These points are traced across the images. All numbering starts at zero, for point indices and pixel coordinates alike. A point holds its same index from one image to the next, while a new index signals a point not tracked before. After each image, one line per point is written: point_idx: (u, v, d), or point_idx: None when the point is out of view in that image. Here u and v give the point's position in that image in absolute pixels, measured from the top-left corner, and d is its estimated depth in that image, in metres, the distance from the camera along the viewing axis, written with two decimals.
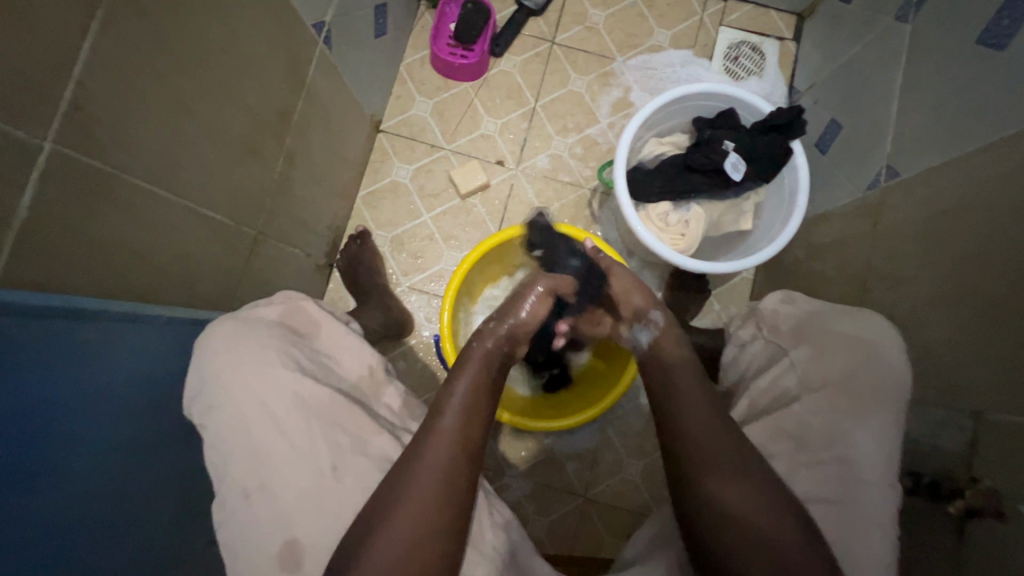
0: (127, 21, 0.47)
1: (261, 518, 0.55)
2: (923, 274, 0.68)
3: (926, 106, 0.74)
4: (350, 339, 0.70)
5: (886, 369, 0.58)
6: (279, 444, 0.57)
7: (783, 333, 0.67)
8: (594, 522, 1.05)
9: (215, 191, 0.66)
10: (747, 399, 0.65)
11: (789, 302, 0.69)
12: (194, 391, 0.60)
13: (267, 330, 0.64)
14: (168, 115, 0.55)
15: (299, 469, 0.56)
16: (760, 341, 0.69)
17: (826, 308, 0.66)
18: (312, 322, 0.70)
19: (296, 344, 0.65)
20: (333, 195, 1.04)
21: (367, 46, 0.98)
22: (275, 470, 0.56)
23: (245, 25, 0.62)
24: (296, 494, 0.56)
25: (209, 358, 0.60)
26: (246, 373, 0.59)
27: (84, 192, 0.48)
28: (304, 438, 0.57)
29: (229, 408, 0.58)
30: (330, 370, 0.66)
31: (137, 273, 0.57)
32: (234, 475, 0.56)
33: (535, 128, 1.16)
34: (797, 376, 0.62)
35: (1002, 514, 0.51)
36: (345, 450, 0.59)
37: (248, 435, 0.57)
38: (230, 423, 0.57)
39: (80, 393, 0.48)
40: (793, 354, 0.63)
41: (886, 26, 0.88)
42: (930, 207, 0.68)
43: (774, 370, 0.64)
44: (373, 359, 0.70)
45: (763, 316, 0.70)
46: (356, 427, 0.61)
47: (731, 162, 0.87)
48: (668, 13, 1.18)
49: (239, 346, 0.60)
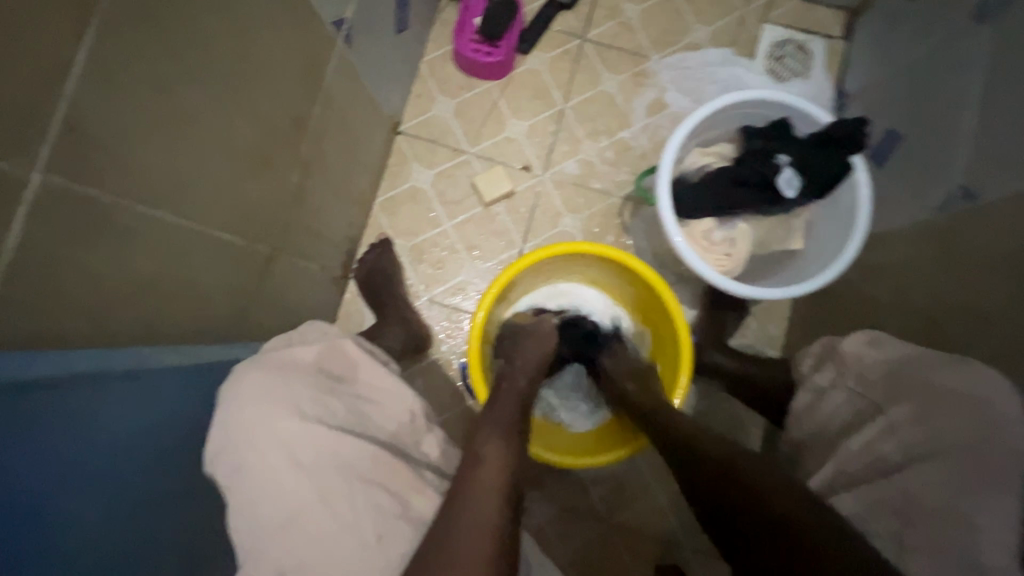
0: (126, 28, 0.41)
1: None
2: (1008, 312, 0.61)
3: (1012, 120, 0.66)
4: (387, 382, 0.64)
5: None
6: (317, 512, 0.48)
7: (873, 385, 0.58)
8: (621, 551, 1.00)
9: (225, 207, 0.60)
10: (835, 466, 0.57)
11: (875, 345, 0.61)
12: (217, 444, 0.51)
13: (304, 375, 0.57)
14: (175, 131, 0.49)
15: (341, 540, 0.48)
16: (844, 392, 0.61)
17: (919, 352, 0.57)
18: (350, 365, 0.64)
19: (333, 390, 0.58)
20: (350, 203, 0.97)
21: (388, 43, 0.91)
22: (312, 543, 0.47)
23: (258, 26, 0.55)
24: (337, 574, 0.47)
25: (236, 401, 0.53)
26: (271, 414, 0.51)
27: (79, 223, 0.42)
28: (345, 504, 0.49)
29: (256, 465, 0.49)
30: (370, 418, 0.59)
31: (141, 310, 0.52)
32: (269, 550, 0.47)
33: (564, 131, 1.09)
34: (897, 440, 0.53)
35: None
36: (389, 515, 0.50)
37: (279, 500, 0.48)
38: (261, 486, 0.49)
39: (80, 460, 0.42)
40: (891, 412, 0.55)
41: (959, 27, 0.80)
42: (1020, 236, 0.61)
43: (867, 431, 0.56)
44: (411, 401, 0.64)
45: (846, 363, 0.62)
46: (397, 484, 0.53)
47: (784, 178, 0.80)
48: (709, 8, 1.10)
49: (268, 391, 0.53)
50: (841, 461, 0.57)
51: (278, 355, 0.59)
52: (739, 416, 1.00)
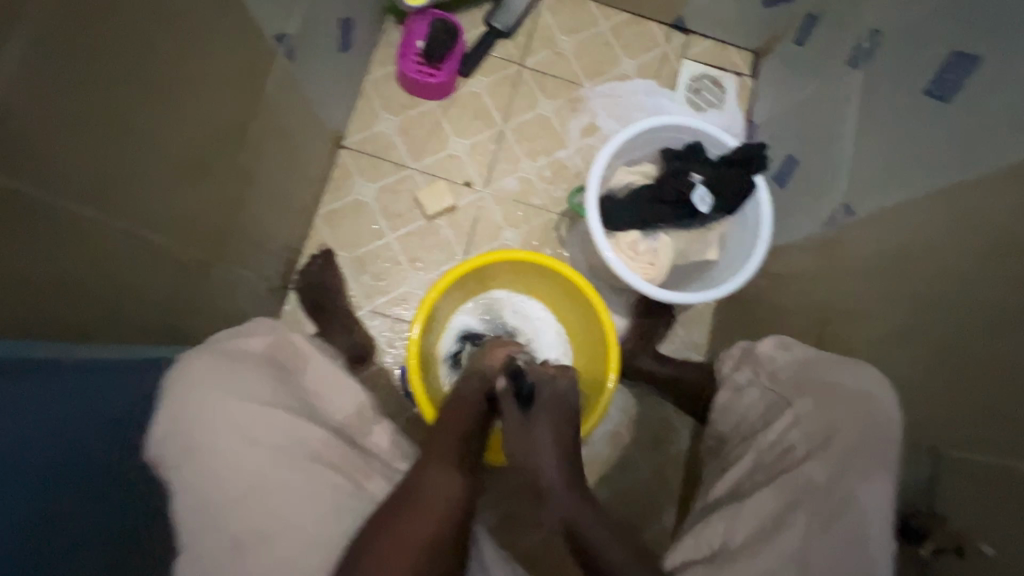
0: (76, 34, 0.42)
1: (251, 575, 0.49)
2: (880, 310, 0.70)
3: (878, 148, 0.78)
4: (337, 375, 0.67)
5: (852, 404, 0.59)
6: (273, 486, 0.52)
7: (781, 380, 0.69)
8: (561, 554, 1.02)
9: (162, 214, 0.60)
10: (754, 455, 0.65)
11: (784, 349, 0.72)
12: (162, 430, 0.52)
13: (254, 365, 0.60)
14: (116, 135, 0.49)
15: (297, 516, 0.51)
16: (758, 389, 0.71)
17: (818, 356, 0.68)
18: (299, 356, 0.67)
19: (284, 380, 0.62)
20: (291, 214, 0.98)
21: (331, 60, 0.94)
22: (274, 518, 0.51)
23: (202, 35, 0.57)
24: (293, 545, 0.50)
25: (187, 389, 0.54)
26: (225, 397, 0.54)
27: (6, 220, 0.42)
28: (301, 480, 0.53)
29: (210, 444, 0.52)
30: (318, 408, 0.63)
31: (65, 309, 0.51)
32: (224, 526, 0.50)
33: (504, 150, 1.15)
34: (796, 425, 0.63)
35: (966, 553, 0.52)
36: (342, 493, 0.55)
37: (231, 476, 0.51)
38: (213, 465, 0.51)
39: (20, 448, 0.42)
40: (796, 405, 0.64)
41: (839, 69, 0.93)
42: (886, 245, 0.72)
43: (779, 422, 0.65)
44: (360, 396, 0.68)
45: (760, 362, 0.73)
46: (350, 469, 0.58)
47: (698, 196, 0.89)
48: (634, 44, 1.21)
49: (222, 378, 0.56)
50: (760, 451, 0.65)
51: (226, 342, 0.61)
52: (669, 418, 1.07)
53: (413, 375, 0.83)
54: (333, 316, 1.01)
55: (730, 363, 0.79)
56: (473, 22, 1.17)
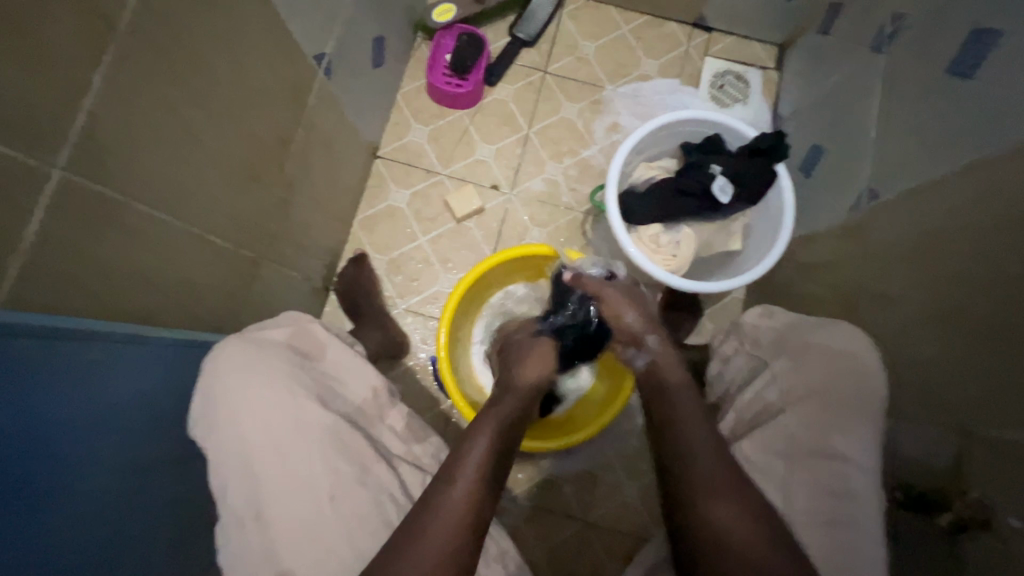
0: (138, 56, 0.49)
1: (259, 543, 0.57)
2: (907, 291, 0.69)
3: (901, 131, 0.77)
4: (354, 363, 0.72)
5: (857, 379, 0.62)
6: (281, 468, 0.58)
7: (763, 346, 0.73)
8: (592, 546, 1.03)
9: (217, 216, 0.68)
10: (733, 414, 0.69)
11: (767, 316, 0.75)
12: (198, 412, 0.60)
13: (276, 351, 0.65)
14: (173, 145, 0.57)
15: (297, 497, 0.57)
16: (742, 355, 0.75)
17: (801, 321, 0.71)
18: (318, 344, 0.71)
19: (304, 367, 0.66)
20: (331, 220, 1.05)
21: (366, 76, 1.01)
22: (278, 498, 0.57)
23: (249, 56, 0.65)
24: (297, 522, 0.57)
25: (215, 378, 0.60)
26: (247, 387, 0.60)
27: (91, 216, 0.49)
28: (308, 466, 0.59)
29: (228, 429, 0.59)
30: (336, 393, 0.68)
31: (141, 296, 0.58)
32: (234, 501, 0.58)
33: (529, 153, 1.19)
34: (779, 388, 0.66)
35: (994, 528, 0.52)
36: (347, 479, 0.60)
37: (245, 458, 0.58)
38: (228, 449, 0.58)
39: (84, 414, 0.49)
40: (775, 366, 0.68)
41: (863, 55, 0.92)
42: (910, 227, 0.71)
43: (757, 384, 0.69)
44: (376, 382, 0.72)
45: (746, 332, 0.76)
46: (360, 454, 0.62)
47: (718, 186, 0.90)
48: (656, 44, 1.23)
49: (241, 366, 0.61)
50: (738, 410, 0.69)
51: (251, 332, 0.66)
52: None
53: (441, 361, 0.88)
54: (371, 314, 1.08)
55: (722, 339, 0.83)
56: (498, 34, 1.23)
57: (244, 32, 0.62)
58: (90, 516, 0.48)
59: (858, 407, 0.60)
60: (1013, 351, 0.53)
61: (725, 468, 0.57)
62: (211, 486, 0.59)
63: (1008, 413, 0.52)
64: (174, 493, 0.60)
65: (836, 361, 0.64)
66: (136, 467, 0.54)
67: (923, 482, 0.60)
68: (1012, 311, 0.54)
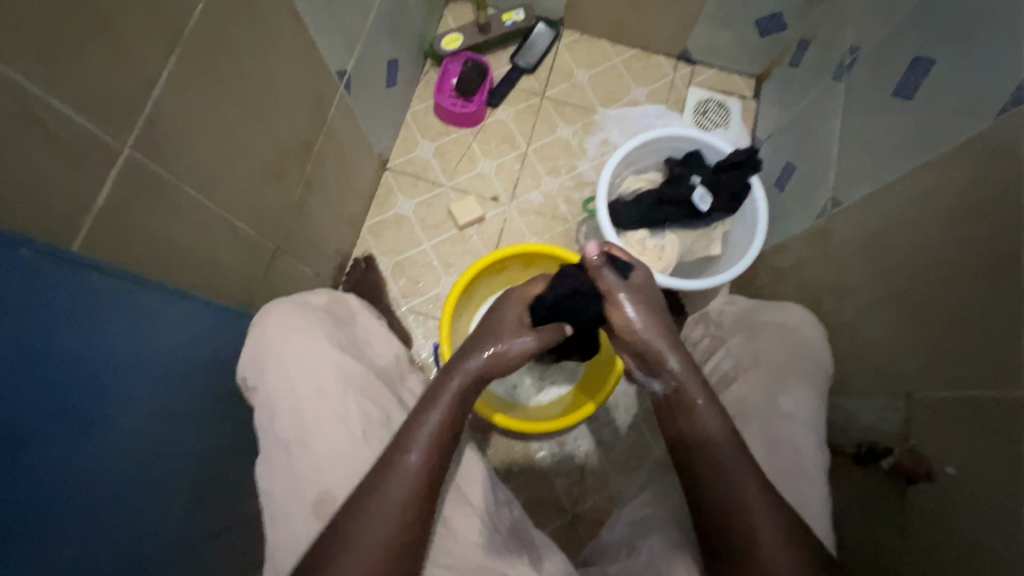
0: (196, 57, 0.58)
1: (299, 471, 0.62)
2: (863, 284, 0.77)
3: (857, 147, 0.87)
4: (381, 332, 0.80)
5: (797, 345, 0.71)
6: (316, 403, 0.64)
7: (724, 326, 0.80)
8: (582, 539, 1.07)
9: (245, 205, 0.75)
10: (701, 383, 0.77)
11: (731, 303, 0.83)
12: (249, 355, 0.68)
13: (313, 312, 0.73)
14: (215, 136, 0.65)
15: (333, 428, 0.63)
16: (707, 337, 0.82)
17: (758, 304, 0.80)
18: (350, 313, 0.79)
19: (338, 328, 0.74)
20: (343, 222, 1.13)
21: (380, 93, 1.12)
22: (314, 431, 0.63)
23: (283, 64, 0.74)
24: (330, 453, 0.63)
25: (259, 332, 0.68)
26: (286, 338, 0.67)
27: (147, 190, 0.57)
28: (341, 403, 0.65)
29: (273, 367, 0.66)
30: (366, 353, 0.75)
31: (183, 267, 0.65)
32: (280, 430, 0.64)
33: (527, 168, 1.29)
34: (732, 358, 0.74)
35: (934, 476, 0.58)
36: (374, 419, 0.66)
37: (286, 392, 0.65)
38: (275, 382, 0.65)
39: (129, 356, 0.56)
40: (729, 341, 0.77)
41: (827, 83, 1.03)
42: (866, 227, 0.79)
43: (715, 357, 0.78)
44: (399, 349, 0.80)
45: (712, 317, 0.84)
46: (383, 401, 0.69)
47: (698, 196, 0.99)
48: (644, 74, 1.35)
49: (289, 319, 0.69)
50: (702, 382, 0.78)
51: (294, 297, 0.74)
52: None
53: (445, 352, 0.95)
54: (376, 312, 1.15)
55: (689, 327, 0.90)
56: (500, 62, 1.35)
57: (282, 43, 0.72)
58: (128, 448, 0.54)
59: (803, 370, 0.69)
60: (947, 323, 0.60)
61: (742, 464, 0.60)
62: (256, 422, 0.66)
63: (945, 376, 0.59)
64: (198, 448, 0.65)
65: (784, 337, 0.72)
66: (168, 416, 0.61)
67: (876, 447, 0.67)
68: (945, 290, 0.62)
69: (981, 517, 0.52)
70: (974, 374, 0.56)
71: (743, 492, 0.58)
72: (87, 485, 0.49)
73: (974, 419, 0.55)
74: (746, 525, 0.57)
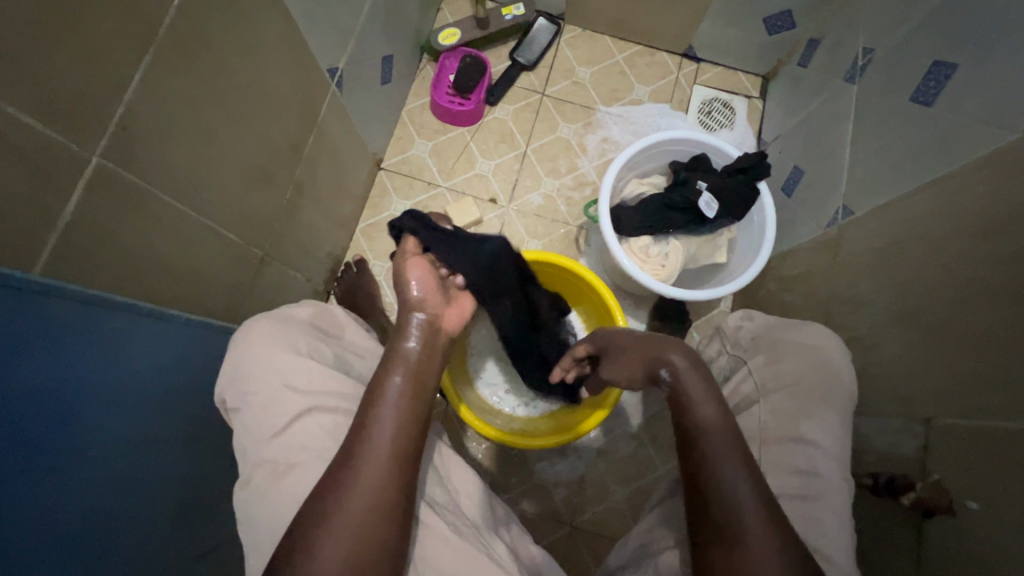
0: (174, 57, 0.54)
1: (284, 495, 0.56)
2: (877, 298, 0.74)
3: (870, 153, 0.83)
4: (371, 346, 0.76)
5: (823, 366, 0.66)
6: (304, 420, 0.60)
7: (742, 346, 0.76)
8: (580, 551, 1.04)
9: (230, 211, 0.71)
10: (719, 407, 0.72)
11: (748, 319, 0.79)
12: (227, 376, 0.63)
13: (299, 327, 0.68)
14: (195, 139, 0.61)
15: (320, 449, 0.59)
16: (726, 356, 0.79)
17: (779, 322, 0.75)
18: (337, 325, 0.75)
19: (326, 340, 0.70)
20: (335, 225, 1.09)
21: (374, 91, 1.07)
22: (303, 449, 0.58)
23: (268, 62, 0.69)
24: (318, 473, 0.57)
25: (242, 347, 0.64)
26: (271, 350, 0.63)
27: (119, 199, 0.53)
28: (332, 421, 0.61)
29: (252, 387, 0.61)
30: (352, 368, 0.70)
31: (159, 280, 0.61)
32: (263, 454, 0.59)
33: (526, 169, 1.25)
34: (754, 381, 0.70)
35: (956, 511, 0.55)
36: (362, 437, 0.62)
37: (270, 411, 0.60)
38: (257, 404, 0.61)
39: (103, 380, 0.51)
40: (751, 362, 0.72)
41: (838, 85, 1.00)
42: (880, 238, 0.76)
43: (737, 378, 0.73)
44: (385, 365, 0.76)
45: (728, 333, 0.81)
46: None
47: (704, 201, 0.95)
48: (648, 72, 1.31)
49: (270, 333, 0.65)
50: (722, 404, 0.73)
51: (278, 311, 0.70)
52: None
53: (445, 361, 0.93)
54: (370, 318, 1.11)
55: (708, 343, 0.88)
56: (499, 58, 1.31)
57: (268, 39, 0.67)
58: (100, 480, 0.50)
59: (834, 397, 0.64)
60: (970, 346, 0.57)
61: (733, 450, 0.55)
62: (236, 446, 0.61)
63: (967, 402, 0.56)
64: (178, 472, 0.62)
65: (815, 362, 0.66)
66: (145, 442, 0.57)
67: (890, 470, 0.65)
68: (967, 310, 0.58)
69: (1005, 555, 0.49)
70: (999, 402, 0.52)
71: (738, 476, 0.53)
72: (54, 525, 0.45)
73: (1001, 451, 0.52)
74: (752, 517, 0.51)
